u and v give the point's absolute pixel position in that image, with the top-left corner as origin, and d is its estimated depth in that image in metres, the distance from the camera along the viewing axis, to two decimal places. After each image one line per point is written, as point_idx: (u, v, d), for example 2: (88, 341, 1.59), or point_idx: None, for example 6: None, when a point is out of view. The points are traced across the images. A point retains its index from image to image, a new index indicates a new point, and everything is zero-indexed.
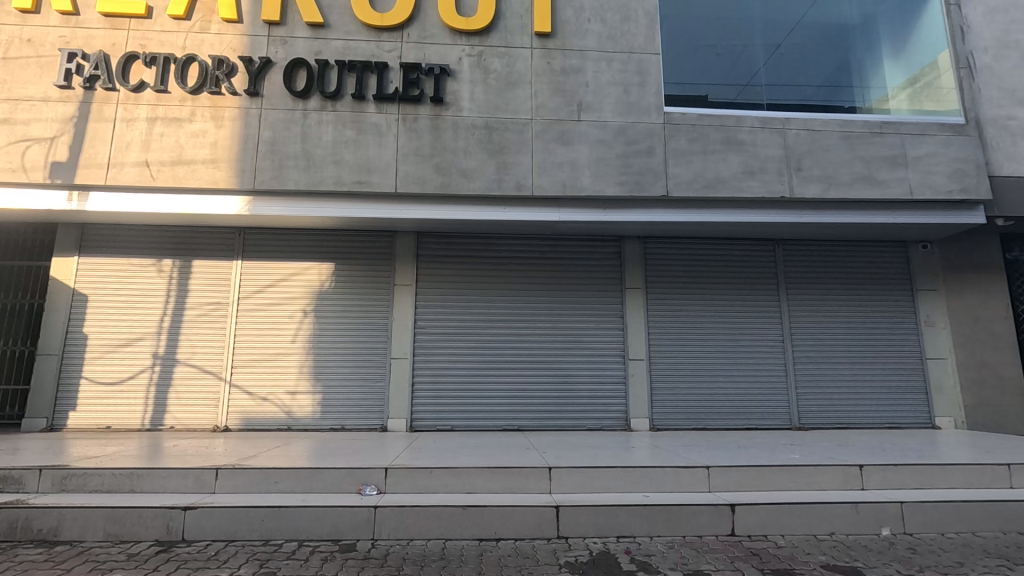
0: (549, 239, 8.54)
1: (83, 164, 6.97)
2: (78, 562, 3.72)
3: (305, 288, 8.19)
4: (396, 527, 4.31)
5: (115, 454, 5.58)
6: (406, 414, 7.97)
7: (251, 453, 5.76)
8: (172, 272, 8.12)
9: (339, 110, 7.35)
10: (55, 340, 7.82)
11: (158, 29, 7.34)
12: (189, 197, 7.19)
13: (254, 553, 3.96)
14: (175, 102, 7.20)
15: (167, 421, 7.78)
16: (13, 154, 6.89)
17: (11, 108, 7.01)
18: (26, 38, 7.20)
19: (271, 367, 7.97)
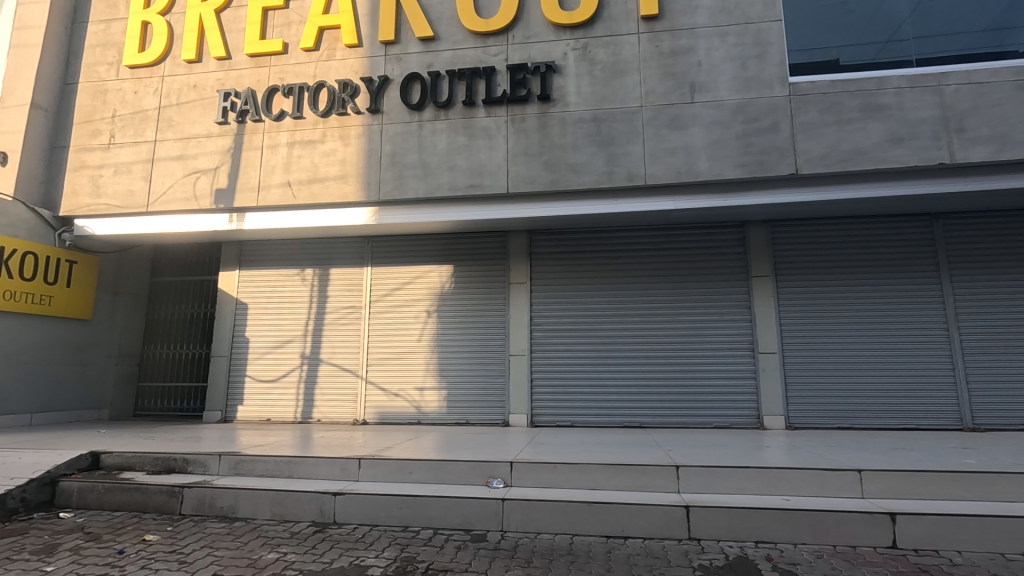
0: (665, 229, 8.22)
1: (240, 189, 7.96)
2: (253, 537, 4.26)
3: (427, 290, 8.66)
4: (523, 519, 4.40)
5: (276, 444, 6.29)
6: (527, 409, 8.10)
7: (387, 445, 6.21)
8: (313, 280, 9.01)
9: (451, 118, 7.66)
10: (224, 343, 9.04)
11: (293, 62, 8.16)
12: (324, 212, 7.91)
13: (396, 537, 4.26)
14: (309, 126, 7.96)
15: (315, 414, 8.63)
16: (188, 185, 8.07)
17: (184, 146, 8.20)
18: (192, 84, 8.37)
19: (401, 364, 8.54)
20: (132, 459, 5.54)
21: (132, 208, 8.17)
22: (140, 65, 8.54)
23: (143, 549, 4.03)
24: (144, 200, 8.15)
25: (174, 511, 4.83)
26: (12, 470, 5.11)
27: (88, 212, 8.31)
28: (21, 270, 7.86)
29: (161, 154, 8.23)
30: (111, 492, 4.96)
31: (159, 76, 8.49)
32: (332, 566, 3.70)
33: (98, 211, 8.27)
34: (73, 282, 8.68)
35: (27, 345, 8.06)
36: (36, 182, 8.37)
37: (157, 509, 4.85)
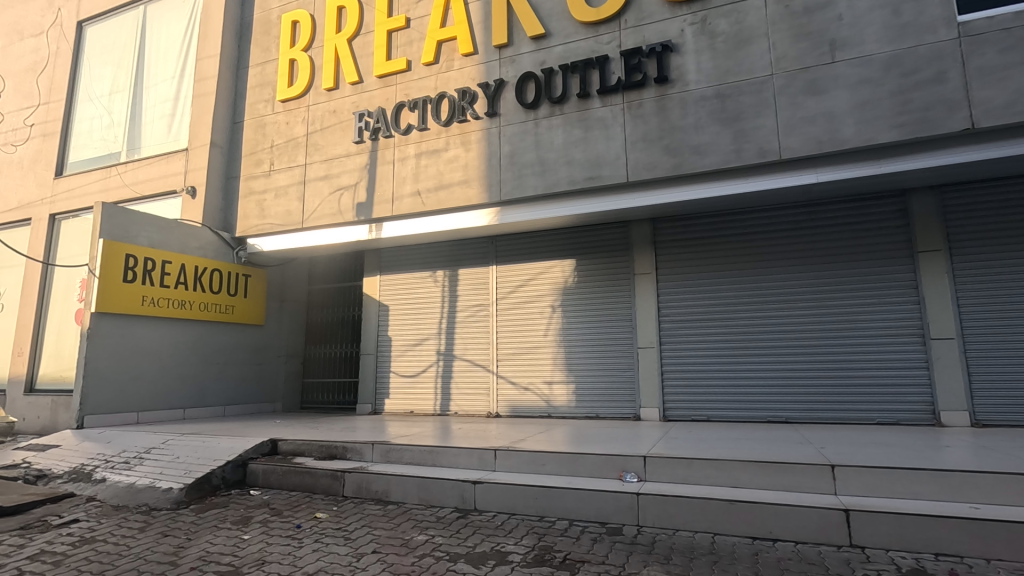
0: (806, 205, 7.48)
1: (376, 201, 8.69)
2: (404, 519, 4.66)
3: (551, 285, 8.78)
4: (659, 515, 4.30)
5: (420, 434, 6.79)
6: (659, 403, 7.86)
7: (520, 437, 6.41)
8: (444, 281, 9.56)
9: (567, 112, 7.67)
10: (371, 342, 9.94)
11: (416, 78, 8.71)
12: (451, 216, 8.34)
13: (533, 526, 4.40)
14: (434, 136, 8.45)
15: (452, 407, 9.15)
16: (335, 201, 8.97)
17: (328, 166, 9.13)
18: (332, 110, 9.29)
19: (530, 359, 8.74)
20: (302, 446, 6.31)
21: (290, 225, 9.29)
22: (289, 98, 9.66)
23: (316, 525, 4.59)
24: (300, 218, 9.23)
25: (338, 493, 5.42)
26: (214, 453, 6.09)
27: (257, 232, 9.62)
28: (209, 285, 9.38)
29: (311, 176, 9.25)
30: (288, 474, 5.71)
31: (305, 107, 9.53)
32: (475, 550, 3.93)
33: (265, 231, 9.52)
34: (250, 292, 10.10)
35: (218, 348, 9.58)
36: (217, 209, 9.88)
37: (325, 491, 5.48)
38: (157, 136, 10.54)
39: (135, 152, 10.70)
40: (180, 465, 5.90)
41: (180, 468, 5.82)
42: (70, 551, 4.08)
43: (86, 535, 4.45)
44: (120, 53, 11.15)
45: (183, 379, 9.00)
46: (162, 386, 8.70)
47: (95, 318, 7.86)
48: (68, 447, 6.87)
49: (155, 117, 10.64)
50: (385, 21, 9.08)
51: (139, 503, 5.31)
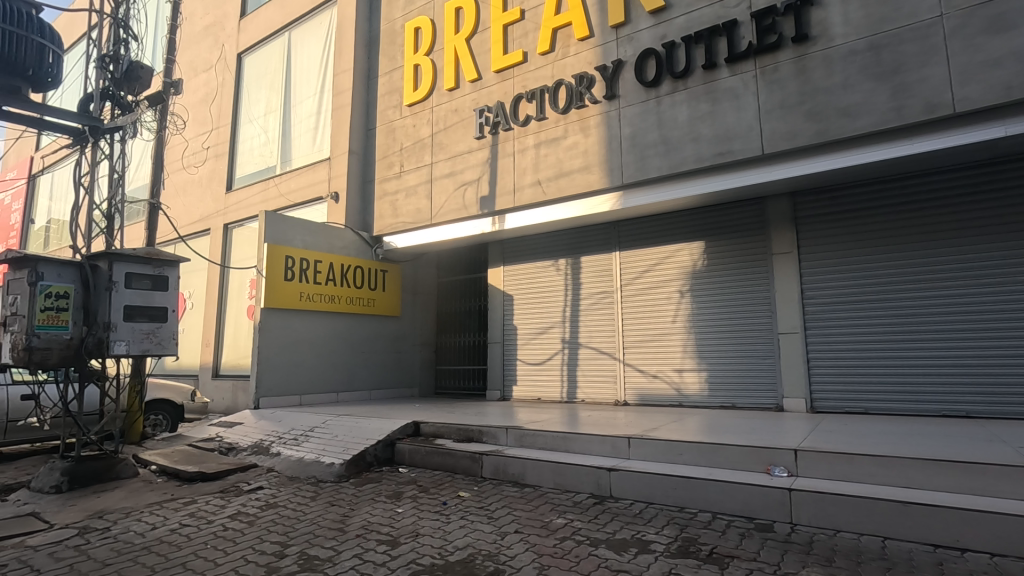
0: (990, 164, 6.37)
1: (499, 194, 8.93)
2: (542, 502, 4.77)
3: (678, 269, 8.42)
4: (816, 513, 3.96)
5: (550, 420, 6.91)
6: (806, 393, 7.21)
7: (653, 425, 6.26)
8: (567, 269, 9.58)
9: (691, 86, 7.27)
10: (498, 331, 10.28)
11: (533, 68, 8.76)
12: (572, 204, 8.32)
13: (674, 517, 4.28)
14: (552, 124, 8.46)
15: (579, 395, 9.17)
16: (460, 196, 9.37)
17: (453, 164, 9.54)
18: (453, 109, 9.68)
19: (658, 346, 8.48)
20: (441, 429, 6.71)
21: (421, 222, 9.88)
22: (415, 102, 10.23)
23: (460, 503, 4.87)
24: (429, 214, 9.78)
25: (477, 474, 5.69)
26: (365, 433, 6.70)
27: (392, 231, 10.36)
28: (353, 281, 10.28)
29: (437, 174, 9.73)
30: (430, 454, 6.11)
31: (429, 109, 10.04)
32: (615, 536, 3.92)
33: (399, 228, 10.23)
34: (387, 286, 10.91)
35: (363, 338, 10.50)
36: (356, 211, 10.78)
37: (465, 471, 5.79)
38: (304, 148, 11.73)
39: (287, 165, 12.00)
40: (338, 443, 6.56)
41: (339, 446, 6.49)
42: (259, 514, 4.74)
43: (270, 501, 5.14)
44: (272, 78, 12.55)
45: (335, 366, 9.99)
46: (319, 373, 9.73)
47: (264, 313, 8.99)
48: (249, 425, 7.96)
49: (302, 132, 11.84)
50: (501, 15, 9.24)
51: (308, 475, 6.01)
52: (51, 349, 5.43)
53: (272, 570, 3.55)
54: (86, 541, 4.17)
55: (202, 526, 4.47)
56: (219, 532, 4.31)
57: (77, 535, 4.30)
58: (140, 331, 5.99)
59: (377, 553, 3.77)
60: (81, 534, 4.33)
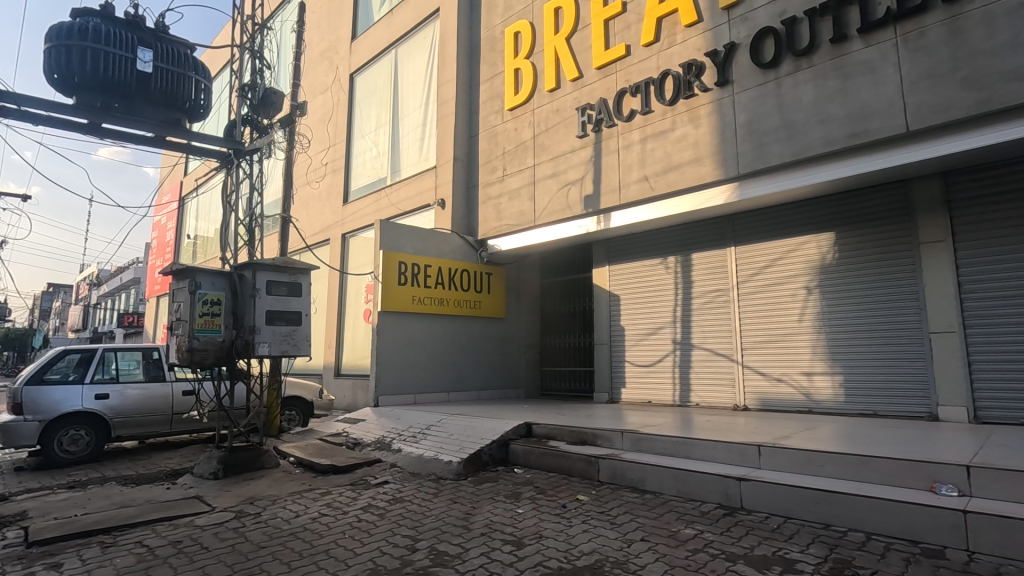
0: None
1: (604, 192, 8.76)
2: (667, 510, 4.56)
3: (804, 263, 7.75)
4: (1000, 542, 3.41)
5: (665, 424, 6.65)
6: (967, 401, 6.28)
7: (783, 433, 5.78)
8: (677, 267, 9.19)
9: (817, 63, 6.66)
10: (604, 332, 10.09)
11: (637, 61, 8.50)
12: (682, 198, 7.94)
13: (819, 535, 3.90)
14: (659, 117, 8.14)
15: (693, 398, 8.74)
16: (564, 197, 9.31)
17: (555, 164, 9.50)
18: (555, 109, 9.65)
19: (782, 348, 7.85)
20: (554, 430, 6.67)
21: (525, 224, 9.96)
22: (516, 105, 10.34)
23: (579, 506, 4.78)
24: (532, 216, 9.83)
25: (594, 478, 5.58)
26: (480, 432, 6.84)
27: (497, 234, 10.55)
28: (460, 284, 10.58)
29: (540, 175, 9.75)
30: (545, 456, 6.09)
31: (530, 111, 10.09)
32: (754, 552, 3.64)
33: (503, 231, 10.38)
34: (492, 288, 11.11)
35: (470, 339, 10.76)
36: (462, 216, 11.09)
37: (581, 475, 5.70)
38: (412, 158, 12.28)
39: (396, 175, 12.63)
40: (455, 442, 6.75)
41: (455, 444, 6.67)
42: (388, 507, 4.98)
43: (396, 495, 5.38)
44: (381, 94, 13.30)
45: (446, 367, 10.33)
46: (431, 373, 10.12)
47: (381, 316, 9.51)
48: (371, 422, 8.43)
49: (409, 143, 12.42)
50: (602, 10, 9.06)
51: (428, 472, 6.23)
52: (207, 350, 6.09)
53: (406, 563, 3.69)
54: (242, 524, 4.61)
55: (339, 516, 4.77)
56: (354, 523, 4.58)
57: (235, 518, 4.77)
58: (279, 334, 6.56)
59: (503, 553, 3.80)
60: (238, 517, 4.79)
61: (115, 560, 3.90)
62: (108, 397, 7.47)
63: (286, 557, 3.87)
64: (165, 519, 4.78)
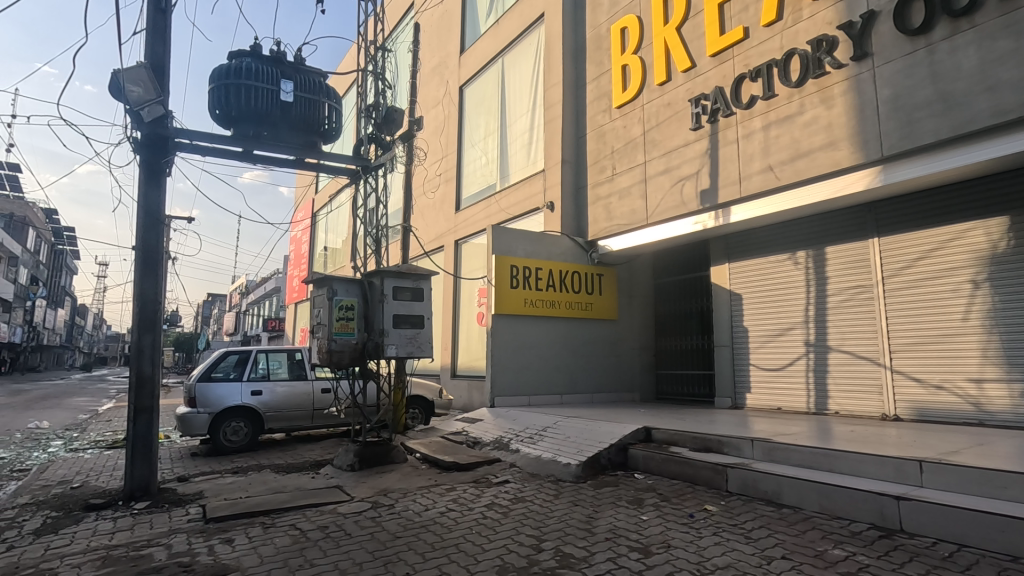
0: None
1: (722, 185, 8.28)
2: (809, 528, 4.18)
3: (968, 254, 6.75)
4: None
5: (801, 433, 6.12)
6: None
7: (949, 447, 5.06)
8: (808, 262, 8.44)
9: (981, 22, 5.79)
10: (725, 334, 9.53)
11: (756, 43, 7.95)
12: (813, 187, 7.28)
13: (1005, 568, 3.35)
14: (784, 101, 7.54)
15: (831, 406, 7.96)
16: (678, 192, 8.94)
17: (668, 160, 9.16)
18: (666, 103, 9.30)
19: (942, 350, 6.90)
20: (675, 436, 6.40)
21: (636, 223, 9.72)
22: (625, 102, 10.13)
23: (708, 517, 4.54)
24: (644, 214, 9.56)
25: (722, 488, 5.27)
26: (597, 436, 6.75)
27: (607, 234, 10.39)
28: (571, 286, 10.56)
29: (652, 172, 9.45)
30: (667, 462, 5.87)
31: (640, 107, 9.83)
32: None
33: (614, 231, 10.21)
34: (604, 290, 10.95)
35: (582, 342, 10.69)
36: (572, 218, 11.05)
37: (707, 484, 5.40)
38: (520, 164, 12.49)
39: (505, 181, 12.92)
40: (572, 444, 6.73)
41: (573, 447, 6.65)
42: (511, 506, 5.07)
43: (517, 495, 5.48)
44: (489, 103, 13.70)
45: (558, 369, 10.36)
46: (544, 375, 10.20)
47: (495, 319, 9.77)
48: (489, 422, 8.67)
49: (517, 148, 12.64)
50: None
51: (547, 473, 6.26)
52: (343, 351, 6.64)
53: (533, 563, 3.73)
54: (378, 514, 4.95)
55: (465, 512, 4.95)
56: (480, 520, 4.72)
57: (371, 508, 5.14)
58: (405, 336, 6.97)
59: (630, 560, 3.71)
60: (374, 508, 5.15)
61: (274, 539, 4.36)
62: (262, 393, 8.41)
63: (420, 548, 4.09)
64: (312, 505, 5.26)
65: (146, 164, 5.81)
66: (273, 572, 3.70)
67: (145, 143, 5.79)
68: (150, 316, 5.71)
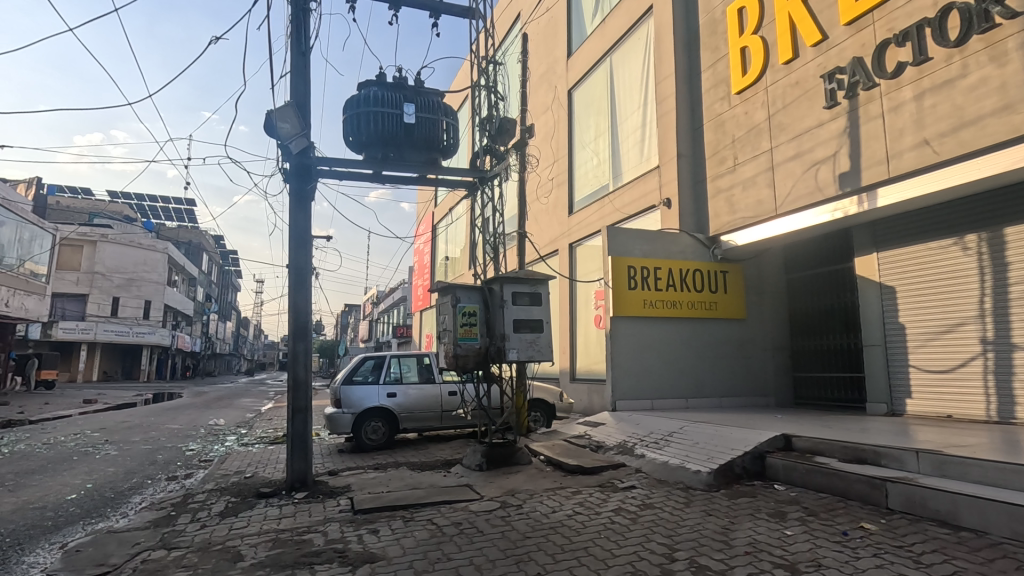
0: None
1: (866, 166, 7.44)
2: (998, 556, 3.59)
3: None
4: None
5: (981, 445, 5.27)
6: None
7: None
8: (980, 247, 7.30)
9: None
10: (876, 331, 8.52)
11: (902, 3, 7.04)
12: (984, 159, 6.28)
13: None
14: (941, 64, 6.61)
15: (1019, 414, 6.79)
16: (811, 178, 8.19)
17: (799, 144, 8.43)
18: (794, 82, 8.56)
19: None
20: (821, 445, 5.84)
21: (764, 215, 9.05)
22: (746, 87, 9.49)
23: (867, 536, 4.08)
24: (773, 204, 8.87)
25: (881, 504, 4.71)
26: (730, 442, 6.36)
27: (731, 228, 9.78)
28: (692, 285, 10.11)
29: (780, 158, 8.75)
30: (812, 473, 5.37)
31: (763, 90, 9.15)
32: None
33: (738, 225, 9.59)
34: (729, 287, 10.32)
35: (708, 343, 10.16)
36: (691, 213, 10.55)
37: (863, 499, 4.86)
38: (633, 162, 12.21)
39: (618, 180, 12.70)
40: (702, 450, 6.42)
41: (703, 453, 6.34)
42: (639, 512, 4.96)
43: (646, 501, 5.34)
44: (599, 104, 13.57)
45: (682, 371, 9.94)
46: (667, 378, 9.85)
47: (614, 321, 9.63)
48: (611, 426, 8.55)
49: (629, 146, 12.37)
50: None
51: (676, 480, 6.02)
52: (468, 355, 6.95)
53: (667, 572, 3.62)
54: (508, 513, 5.09)
55: (592, 515, 4.93)
56: (608, 524, 4.67)
57: (501, 507, 5.30)
58: (525, 340, 7.11)
59: None
60: (503, 507, 5.31)
61: (414, 532, 4.67)
62: (396, 396, 9.05)
63: (550, 549, 4.14)
64: (446, 502, 5.55)
65: (295, 192, 6.55)
66: (415, 563, 3.97)
67: (294, 173, 6.52)
68: (303, 326, 6.41)
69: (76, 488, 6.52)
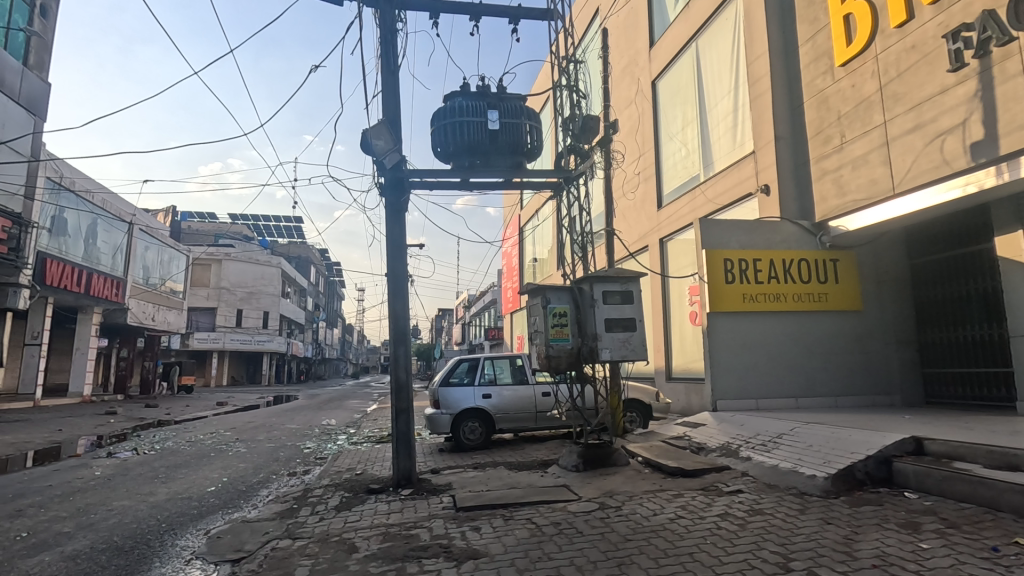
0: None
1: (1004, 132, 6.55)
2: None
3: None
4: None
5: None
6: None
7: None
8: None
9: None
10: None
11: None
12: None
13: None
14: None
15: None
16: (936, 151, 7.34)
17: (918, 114, 7.59)
18: (910, 46, 7.72)
19: None
20: (960, 449, 5.20)
21: (879, 195, 8.23)
22: (851, 58, 8.70)
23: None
24: (889, 183, 8.05)
25: None
26: (849, 445, 5.84)
27: (840, 213, 8.99)
28: (798, 276, 9.42)
29: (896, 132, 7.92)
30: (951, 480, 4.79)
31: (872, 59, 8.33)
32: None
33: (849, 208, 8.81)
34: (842, 276, 9.51)
35: (819, 338, 9.42)
36: (794, 199, 9.83)
37: (1016, 511, 4.26)
38: (725, 149, 11.61)
39: (709, 170, 12.14)
40: (817, 454, 5.95)
41: (818, 457, 5.88)
42: (748, 518, 4.69)
43: (755, 506, 5.04)
44: (685, 92, 13.06)
45: (790, 369, 9.30)
46: (773, 376, 9.26)
47: (711, 317, 9.23)
48: (713, 426, 8.17)
49: (721, 133, 11.77)
50: None
51: (788, 485, 5.63)
52: (560, 356, 6.96)
53: None
54: (607, 515, 5.03)
55: (697, 520, 4.74)
56: (714, 530, 4.46)
57: (599, 509, 5.24)
58: (618, 339, 6.99)
59: None
60: (602, 509, 5.24)
61: (514, 531, 4.74)
62: (491, 397, 9.27)
63: (652, 553, 4.03)
64: (544, 501, 5.58)
65: (391, 204, 6.91)
66: (517, 561, 4.03)
67: (389, 186, 6.88)
68: (403, 331, 6.73)
69: (215, 481, 7.30)
